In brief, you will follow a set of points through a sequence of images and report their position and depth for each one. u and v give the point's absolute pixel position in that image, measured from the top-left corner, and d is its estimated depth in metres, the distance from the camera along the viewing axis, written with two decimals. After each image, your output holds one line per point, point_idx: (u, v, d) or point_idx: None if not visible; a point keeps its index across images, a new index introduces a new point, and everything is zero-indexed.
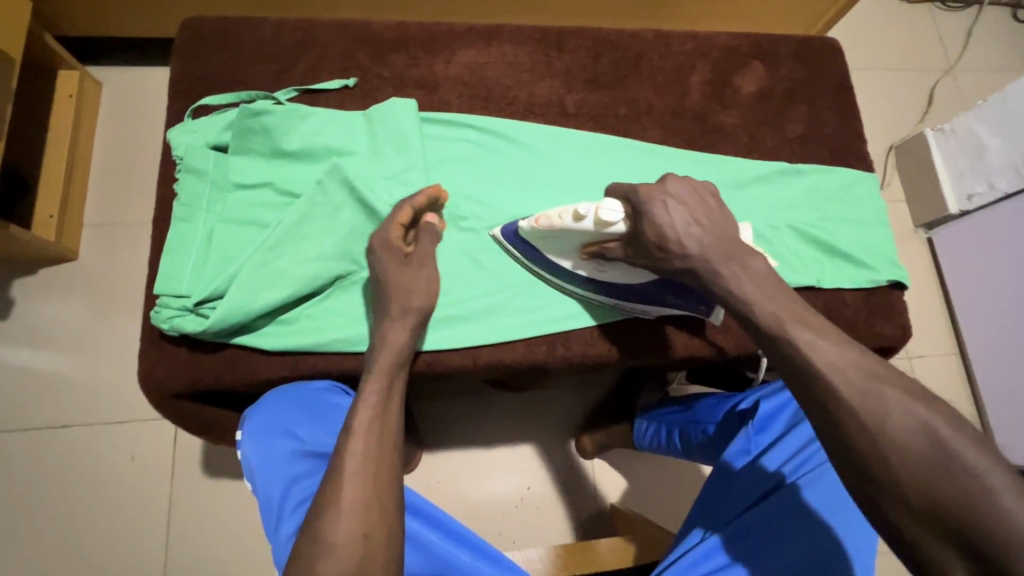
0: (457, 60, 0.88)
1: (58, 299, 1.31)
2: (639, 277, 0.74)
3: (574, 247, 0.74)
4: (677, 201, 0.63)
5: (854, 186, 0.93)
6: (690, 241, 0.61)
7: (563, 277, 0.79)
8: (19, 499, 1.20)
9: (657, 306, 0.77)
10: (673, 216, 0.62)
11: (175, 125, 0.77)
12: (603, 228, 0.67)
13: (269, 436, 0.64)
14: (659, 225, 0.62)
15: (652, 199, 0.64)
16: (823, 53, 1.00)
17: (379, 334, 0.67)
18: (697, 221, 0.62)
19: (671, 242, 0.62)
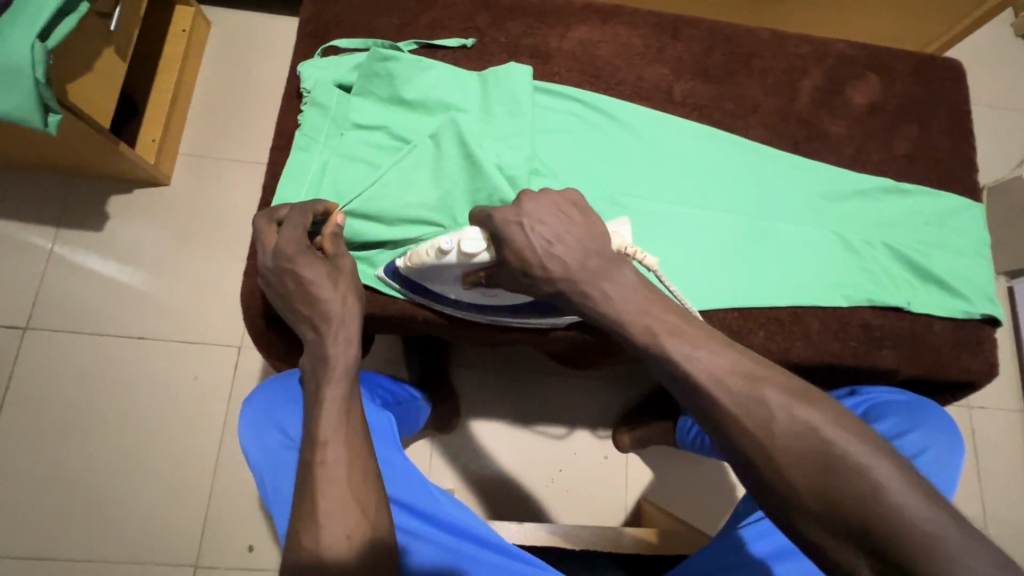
0: (571, 35, 0.89)
1: (146, 220, 1.39)
2: (518, 300, 0.74)
3: (453, 280, 0.70)
4: (536, 221, 0.58)
5: (958, 214, 0.89)
6: (553, 262, 0.56)
7: (438, 300, 0.76)
8: (90, 397, 1.29)
9: (553, 317, 0.78)
10: (533, 241, 0.57)
11: (306, 60, 0.82)
12: (467, 260, 0.65)
13: (265, 429, 0.73)
14: (519, 249, 0.57)
15: (507, 224, 0.58)
16: (942, 74, 0.96)
17: (317, 345, 0.63)
18: (561, 240, 0.57)
19: (536, 269, 0.57)
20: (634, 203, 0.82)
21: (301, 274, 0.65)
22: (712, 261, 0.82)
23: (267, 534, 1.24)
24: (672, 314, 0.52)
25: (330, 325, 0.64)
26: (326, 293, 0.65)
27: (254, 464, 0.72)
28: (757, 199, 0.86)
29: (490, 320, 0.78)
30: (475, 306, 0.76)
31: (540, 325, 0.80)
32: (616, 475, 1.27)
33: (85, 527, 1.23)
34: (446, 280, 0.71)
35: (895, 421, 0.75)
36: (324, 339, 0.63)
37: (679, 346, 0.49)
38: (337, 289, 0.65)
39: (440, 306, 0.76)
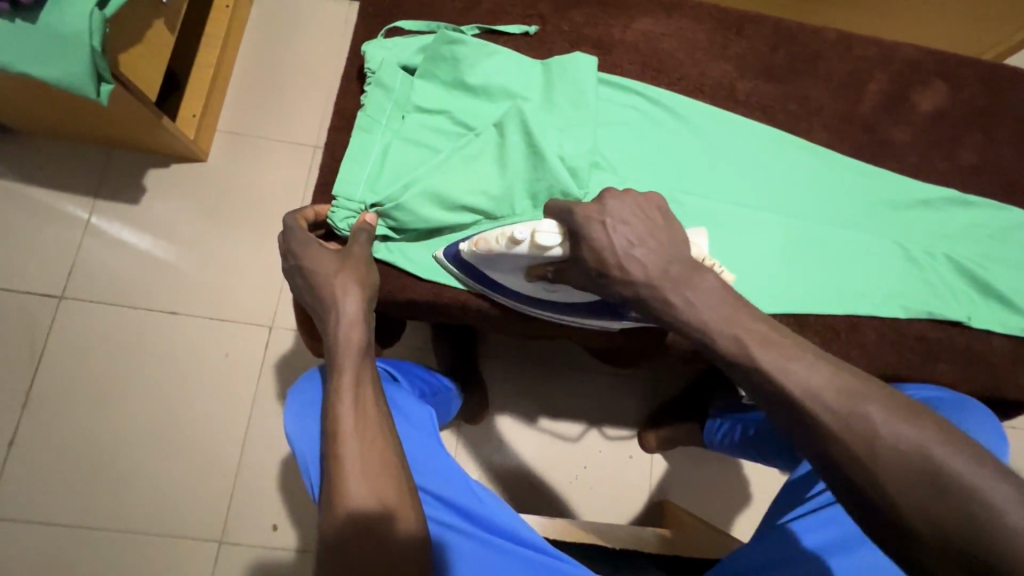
0: (635, 27, 0.88)
1: (183, 196, 1.39)
2: (578, 297, 0.74)
3: (518, 270, 0.70)
4: (619, 222, 0.57)
5: (1022, 228, 0.87)
6: (632, 264, 0.55)
7: (498, 290, 0.75)
8: (123, 369, 1.30)
9: (612, 317, 0.77)
10: (614, 241, 0.56)
11: (369, 40, 0.80)
12: (539, 252, 0.64)
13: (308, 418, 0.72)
14: (599, 249, 0.57)
15: (589, 221, 0.58)
16: (1012, 84, 0.93)
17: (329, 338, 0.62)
18: (641, 242, 0.56)
19: (613, 270, 0.56)
20: (695, 203, 0.81)
21: (307, 268, 0.65)
22: (771, 264, 0.81)
23: (291, 514, 1.25)
24: (762, 323, 0.50)
25: (331, 315, 0.63)
26: (330, 283, 0.64)
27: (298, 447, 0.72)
28: (819, 203, 0.84)
29: (544, 313, 0.78)
30: (535, 300, 0.75)
31: (595, 322, 0.79)
32: (641, 473, 1.26)
33: (113, 498, 1.24)
34: (511, 270, 0.70)
35: None
36: (327, 328, 0.63)
37: (769, 352, 0.48)
38: (339, 278, 0.65)
39: (499, 297, 0.76)
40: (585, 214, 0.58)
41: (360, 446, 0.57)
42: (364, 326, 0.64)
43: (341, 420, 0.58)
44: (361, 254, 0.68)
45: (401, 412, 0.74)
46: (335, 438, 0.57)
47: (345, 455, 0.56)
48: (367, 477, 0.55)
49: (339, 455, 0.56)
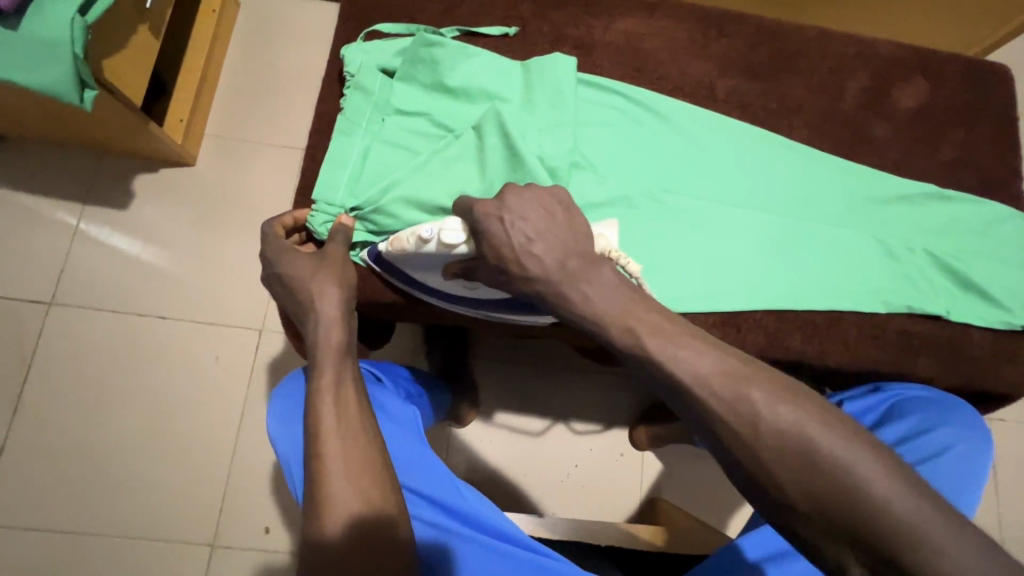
0: (616, 27, 0.88)
1: (171, 200, 1.39)
2: (496, 294, 0.74)
3: (434, 269, 0.70)
4: (516, 218, 0.59)
5: (1001, 223, 0.88)
6: (529, 260, 0.57)
7: (420, 290, 0.75)
8: (113, 374, 1.30)
9: (530, 315, 0.77)
10: (512, 237, 0.58)
11: (348, 43, 0.80)
12: (446, 249, 0.65)
13: (291, 419, 0.73)
14: (497, 244, 0.59)
15: (487, 217, 0.60)
16: (991, 80, 0.94)
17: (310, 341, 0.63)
18: (539, 237, 0.58)
19: (512, 266, 0.59)
20: (675, 202, 0.81)
21: (289, 271, 0.66)
22: (753, 261, 0.81)
23: (282, 517, 1.25)
24: None
25: (312, 316, 0.64)
26: (311, 285, 0.65)
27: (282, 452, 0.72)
28: (798, 200, 0.85)
29: (466, 314, 0.78)
30: (455, 301, 0.76)
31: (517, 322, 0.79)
32: (632, 471, 1.26)
33: (104, 502, 1.24)
34: (428, 270, 0.71)
35: (914, 419, 0.74)
36: (309, 329, 0.63)
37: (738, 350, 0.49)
38: (320, 279, 0.65)
39: (423, 299, 0.76)
40: (483, 211, 0.61)
41: (341, 445, 0.57)
42: (343, 326, 0.64)
43: (320, 419, 0.58)
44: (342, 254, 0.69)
45: (385, 413, 0.75)
46: (315, 437, 0.58)
47: (325, 455, 0.56)
48: (348, 475, 0.56)
49: (320, 454, 0.57)
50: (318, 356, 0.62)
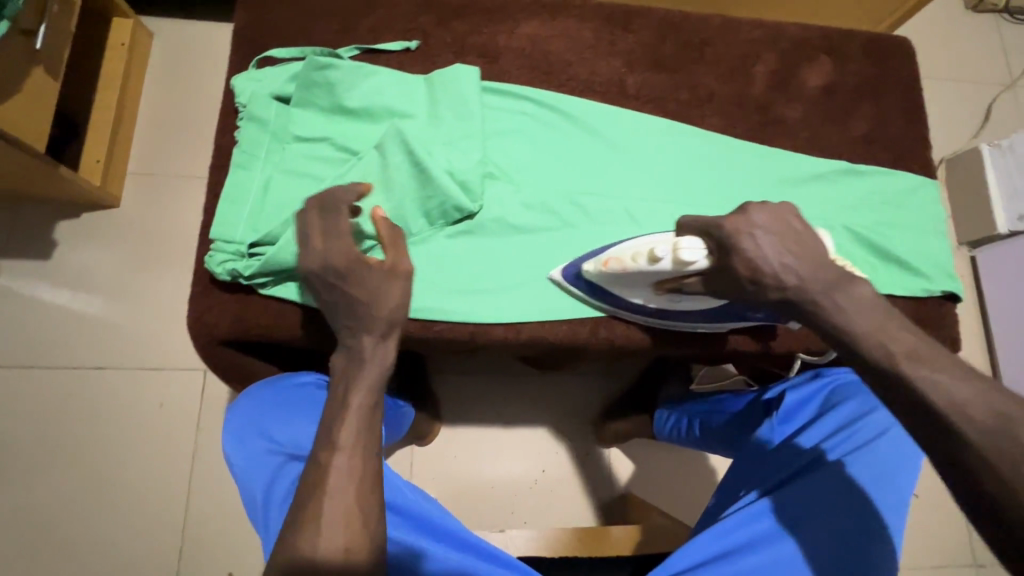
0: (520, 31, 0.87)
1: (98, 244, 1.33)
2: (704, 304, 0.74)
3: (647, 284, 0.71)
4: (766, 232, 0.60)
5: (914, 192, 0.90)
6: (787, 274, 0.58)
7: (621, 305, 0.77)
8: (53, 435, 1.24)
9: (731, 319, 0.78)
10: (763, 253, 0.59)
11: (240, 73, 0.78)
12: (681, 268, 0.64)
13: (249, 437, 0.69)
14: (752, 260, 0.59)
15: (738, 234, 0.60)
16: (894, 52, 0.96)
17: (356, 353, 0.61)
18: (790, 251, 0.59)
19: (767, 279, 0.59)
20: (593, 204, 0.81)
21: (352, 289, 0.63)
22: None
23: (249, 558, 1.22)
24: None
25: (367, 332, 0.61)
26: (375, 301, 0.62)
27: (238, 471, 0.67)
28: (717, 189, 0.85)
29: (670, 324, 0.79)
30: (661, 310, 0.77)
31: (718, 329, 0.81)
32: (600, 468, 1.25)
33: (57, 569, 1.18)
34: (636, 287, 0.73)
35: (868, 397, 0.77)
36: (362, 346, 0.61)
37: None
38: (388, 297, 0.63)
39: (615, 309, 0.78)
40: (734, 225, 0.60)
41: (348, 460, 0.53)
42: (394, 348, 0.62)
43: (341, 432, 0.55)
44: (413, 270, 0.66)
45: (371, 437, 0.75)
46: (330, 446, 0.54)
47: (331, 467, 0.52)
48: (348, 492, 0.52)
49: (327, 466, 0.53)
50: (360, 370, 0.59)
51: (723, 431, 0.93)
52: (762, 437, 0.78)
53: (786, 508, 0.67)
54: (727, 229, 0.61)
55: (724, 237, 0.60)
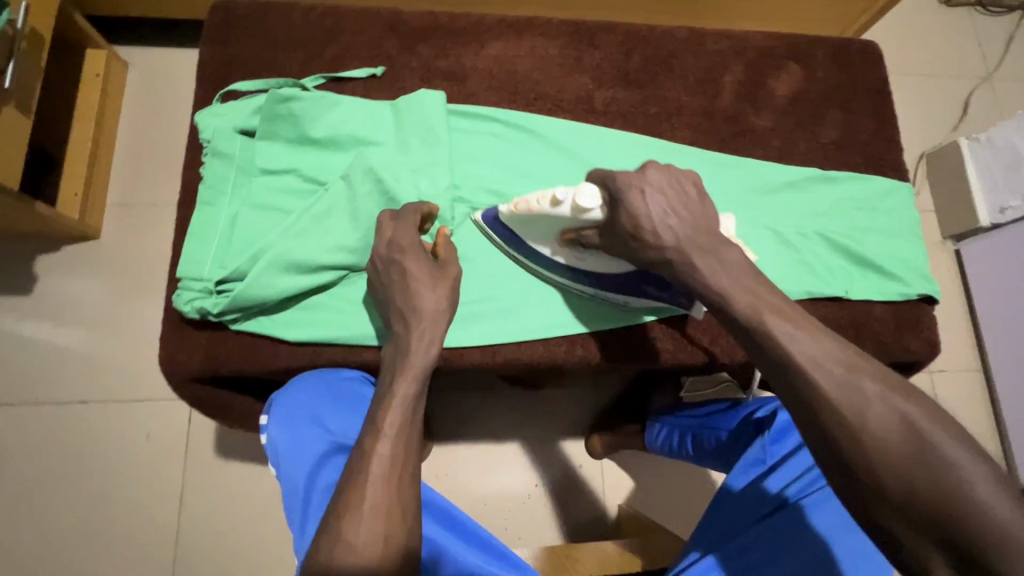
0: (486, 53, 0.87)
1: (76, 274, 1.28)
2: (609, 267, 0.74)
3: (553, 234, 0.73)
4: (656, 191, 0.62)
5: (888, 196, 0.90)
6: (666, 232, 0.60)
7: (534, 258, 0.78)
8: (34, 475, 1.18)
9: (636, 295, 0.76)
10: (650, 210, 0.61)
11: (204, 108, 0.78)
12: (579, 214, 0.67)
13: (299, 423, 0.65)
14: (636, 215, 0.61)
15: (629, 188, 0.62)
16: (861, 56, 0.96)
17: (402, 351, 0.64)
18: (675, 212, 0.61)
19: (647, 236, 0.61)
20: None
21: (406, 267, 0.68)
22: None
23: None
24: None
25: (419, 320, 0.65)
26: (423, 290, 0.67)
27: (282, 458, 0.63)
28: None
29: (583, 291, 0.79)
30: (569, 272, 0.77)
31: (629, 304, 0.79)
32: (594, 481, 1.22)
33: None
34: (543, 236, 0.74)
35: None
36: (410, 335, 0.65)
37: None
38: (435, 289, 0.67)
39: (528, 260, 0.79)
40: (626, 179, 0.63)
41: (391, 447, 0.57)
42: (439, 347, 0.66)
43: (387, 415, 0.59)
44: (457, 275, 0.70)
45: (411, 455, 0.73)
46: (374, 433, 0.58)
47: (373, 454, 0.56)
48: (389, 478, 0.55)
49: (370, 452, 0.56)
50: (408, 358, 0.63)
51: (717, 448, 0.93)
52: (748, 460, 0.77)
53: (743, 559, 0.67)
54: (618, 182, 0.63)
55: (615, 187, 0.63)
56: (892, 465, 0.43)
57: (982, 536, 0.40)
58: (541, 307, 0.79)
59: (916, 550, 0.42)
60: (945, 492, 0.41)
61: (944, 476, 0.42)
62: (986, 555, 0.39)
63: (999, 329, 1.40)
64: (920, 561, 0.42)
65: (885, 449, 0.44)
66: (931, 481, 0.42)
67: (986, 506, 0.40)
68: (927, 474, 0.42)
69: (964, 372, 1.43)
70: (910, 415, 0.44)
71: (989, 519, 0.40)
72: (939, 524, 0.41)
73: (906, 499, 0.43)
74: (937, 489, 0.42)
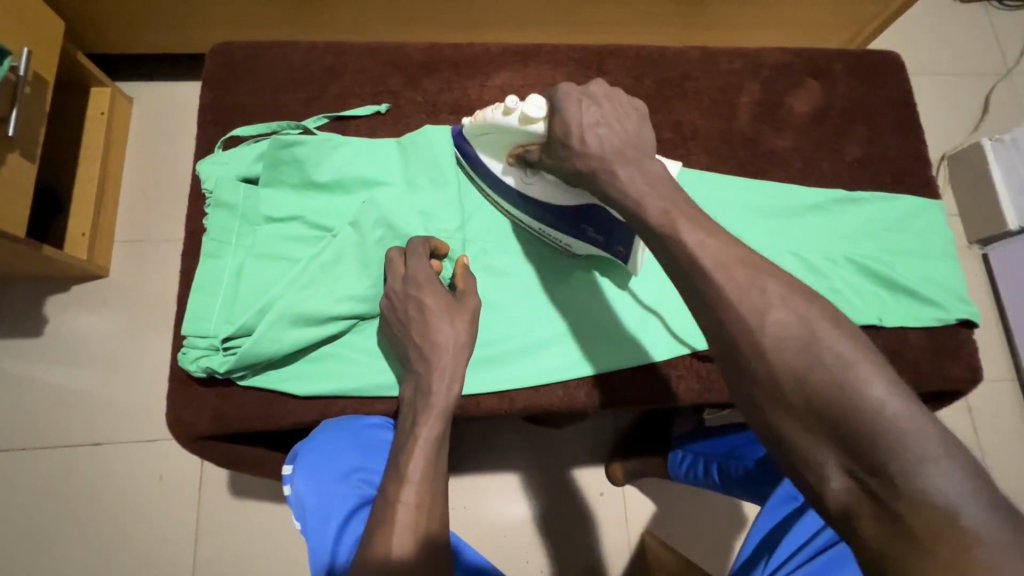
0: (492, 84, 0.84)
1: (86, 312, 1.25)
2: (552, 197, 0.71)
3: (504, 150, 0.71)
4: (594, 104, 0.61)
5: (918, 215, 0.86)
6: (593, 137, 0.59)
7: (491, 184, 0.76)
8: (49, 522, 1.15)
9: (572, 233, 0.73)
10: (585, 115, 0.60)
11: (206, 155, 0.76)
12: (522, 126, 0.64)
13: (323, 477, 0.61)
14: (567, 120, 0.60)
15: (567, 98, 0.61)
16: (883, 69, 0.92)
17: (421, 396, 0.61)
18: (608, 124, 0.60)
19: (574, 140, 0.59)
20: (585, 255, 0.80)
21: (424, 303, 0.65)
22: (671, 303, 0.80)
23: None
24: None
25: (440, 359, 0.62)
26: (440, 326, 0.64)
27: (308, 514, 0.59)
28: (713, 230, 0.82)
29: (529, 225, 0.77)
30: (513, 197, 0.74)
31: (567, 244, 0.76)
32: (617, 511, 1.18)
33: None
34: (493, 154, 0.73)
35: None
36: (430, 374, 0.62)
37: None
38: (453, 324, 0.64)
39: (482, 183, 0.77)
40: (565, 90, 0.61)
41: (416, 497, 0.53)
42: (460, 385, 0.62)
43: (409, 464, 0.56)
44: (476, 308, 0.67)
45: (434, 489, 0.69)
46: (393, 486, 0.54)
47: (398, 504, 0.53)
48: (415, 532, 0.51)
49: (395, 503, 0.53)
50: (428, 402, 0.60)
51: (744, 479, 0.88)
52: (782, 494, 0.74)
53: None
54: (558, 93, 0.62)
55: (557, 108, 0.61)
56: (787, 364, 0.43)
57: (873, 433, 0.39)
58: (556, 349, 0.76)
59: (811, 455, 0.41)
60: (840, 392, 0.41)
61: (837, 374, 0.41)
62: (873, 449, 0.39)
63: None
64: (816, 473, 0.41)
65: (782, 356, 0.43)
66: (832, 386, 0.41)
67: (881, 408, 0.40)
68: (823, 374, 0.42)
69: (998, 383, 1.37)
70: (808, 317, 0.44)
71: (880, 413, 0.39)
72: (844, 431, 0.40)
73: (804, 403, 0.42)
74: (832, 389, 0.41)
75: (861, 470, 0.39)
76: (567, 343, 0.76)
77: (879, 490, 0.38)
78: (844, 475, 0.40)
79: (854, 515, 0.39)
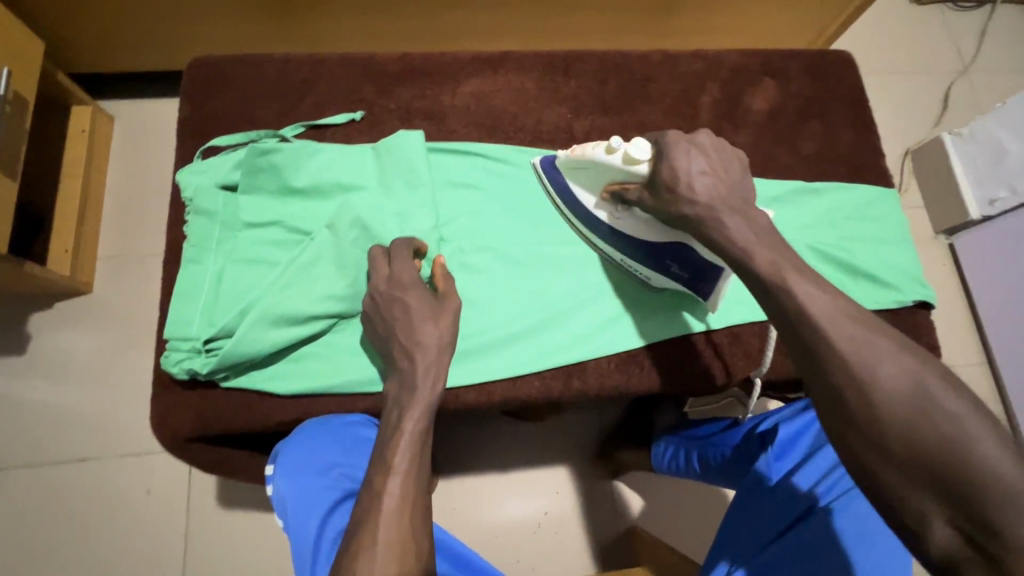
0: (463, 90, 0.88)
1: (70, 328, 1.26)
2: (642, 233, 0.74)
3: (600, 184, 0.75)
4: (701, 153, 0.64)
5: (874, 203, 0.91)
6: (700, 185, 0.62)
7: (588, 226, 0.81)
8: (35, 541, 1.15)
9: (658, 269, 0.76)
10: (691, 164, 0.63)
11: (185, 165, 0.78)
12: (625, 166, 0.68)
13: (304, 473, 0.62)
14: (675, 166, 0.63)
15: (676, 146, 0.65)
16: (836, 67, 0.97)
17: (405, 391, 0.63)
18: (713, 173, 0.63)
19: (681, 186, 0.63)
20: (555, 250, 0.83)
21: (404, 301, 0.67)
22: (640, 294, 0.83)
23: None
24: None
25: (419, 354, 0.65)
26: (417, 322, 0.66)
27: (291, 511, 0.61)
28: None
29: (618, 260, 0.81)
30: (606, 233, 0.79)
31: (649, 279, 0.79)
32: (604, 505, 1.20)
33: None
34: (588, 189, 0.77)
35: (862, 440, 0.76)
36: (412, 369, 0.64)
37: None
38: (432, 321, 0.67)
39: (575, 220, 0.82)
40: (674, 139, 0.65)
41: (401, 487, 0.55)
42: (443, 382, 0.65)
43: (394, 455, 0.58)
44: (454, 306, 0.70)
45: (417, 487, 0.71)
46: (375, 476, 0.56)
47: (384, 493, 0.55)
48: (399, 518, 0.53)
49: (380, 492, 0.55)
50: (411, 396, 0.62)
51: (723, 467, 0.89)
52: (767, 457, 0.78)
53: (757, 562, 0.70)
54: (669, 139, 0.66)
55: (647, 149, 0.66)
56: (897, 417, 0.44)
57: (982, 488, 0.40)
58: (531, 340, 0.78)
59: (916, 508, 0.43)
60: (948, 446, 0.42)
61: (947, 430, 0.43)
62: (981, 506, 0.40)
63: (1000, 320, 1.39)
64: (921, 522, 0.43)
65: (891, 409, 0.45)
66: (939, 440, 0.43)
67: (992, 466, 0.41)
68: (930, 428, 0.43)
69: (969, 366, 1.41)
70: (919, 374, 0.45)
71: (993, 471, 0.40)
72: (954, 487, 0.41)
73: (909, 455, 0.43)
74: (941, 445, 0.43)
75: (969, 527, 0.40)
76: (543, 336, 0.79)
77: (988, 544, 0.40)
78: (950, 529, 0.41)
79: (962, 569, 0.41)
